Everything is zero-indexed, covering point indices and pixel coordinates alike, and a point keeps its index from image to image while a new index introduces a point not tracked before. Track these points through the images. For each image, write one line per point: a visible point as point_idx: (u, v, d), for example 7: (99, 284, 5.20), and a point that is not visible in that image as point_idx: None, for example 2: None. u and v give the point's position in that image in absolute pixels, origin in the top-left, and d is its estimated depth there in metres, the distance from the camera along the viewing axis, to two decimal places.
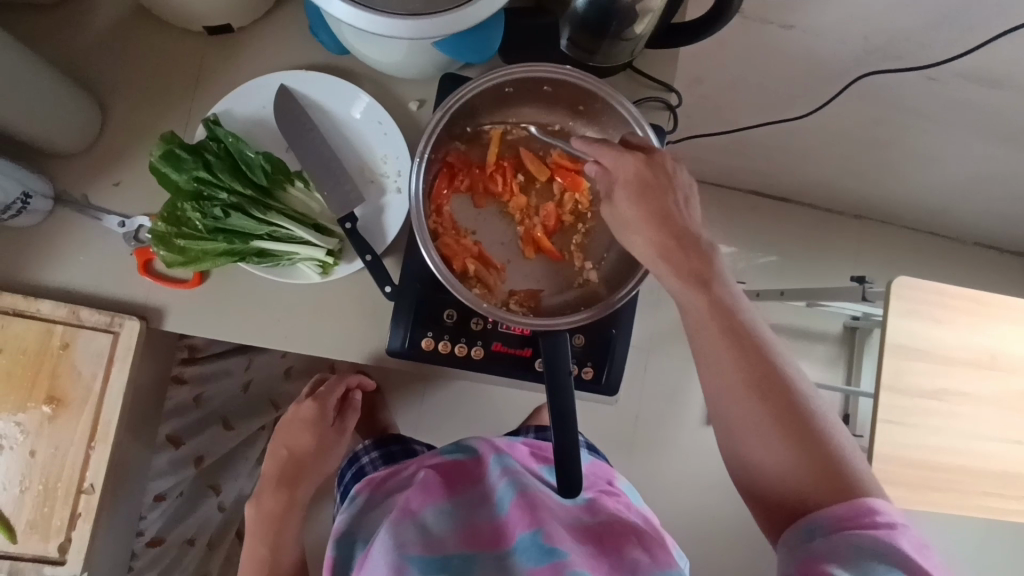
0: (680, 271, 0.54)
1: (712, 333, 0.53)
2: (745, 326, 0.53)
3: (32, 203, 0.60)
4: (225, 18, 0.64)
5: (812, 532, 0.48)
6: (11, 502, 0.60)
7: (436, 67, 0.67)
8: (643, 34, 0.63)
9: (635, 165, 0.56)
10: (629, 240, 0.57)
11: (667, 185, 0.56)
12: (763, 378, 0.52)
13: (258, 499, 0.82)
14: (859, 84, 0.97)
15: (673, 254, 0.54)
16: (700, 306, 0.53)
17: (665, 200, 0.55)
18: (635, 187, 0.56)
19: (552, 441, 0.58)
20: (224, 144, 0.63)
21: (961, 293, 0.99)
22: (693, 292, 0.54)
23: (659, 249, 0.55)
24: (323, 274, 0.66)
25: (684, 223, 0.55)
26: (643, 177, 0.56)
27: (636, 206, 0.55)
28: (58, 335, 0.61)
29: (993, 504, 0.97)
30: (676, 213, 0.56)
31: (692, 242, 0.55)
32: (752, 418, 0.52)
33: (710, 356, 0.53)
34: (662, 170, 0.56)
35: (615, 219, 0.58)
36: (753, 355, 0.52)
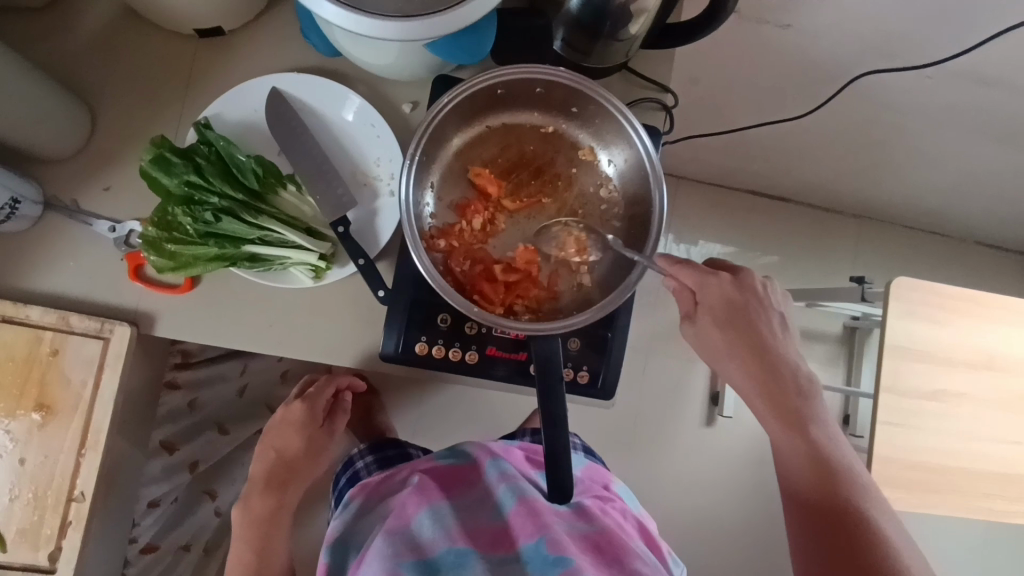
0: (763, 375, 0.68)
1: (790, 427, 0.67)
2: (830, 441, 0.67)
3: (21, 208, 0.59)
4: (216, 20, 0.63)
5: None
6: (1, 511, 0.60)
7: (429, 69, 0.66)
8: (637, 35, 0.63)
9: (720, 289, 0.68)
10: (723, 366, 0.71)
11: (755, 314, 0.69)
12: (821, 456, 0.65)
13: (246, 502, 0.81)
14: (856, 83, 0.96)
15: (766, 375, 0.68)
16: (792, 425, 0.67)
17: (756, 324, 0.69)
18: (721, 315, 0.69)
19: (543, 444, 0.58)
20: (215, 148, 0.62)
21: (961, 294, 0.98)
22: (781, 413, 0.68)
23: (749, 364, 0.69)
24: (315, 278, 0.65)
25: (777, 346, 0.69)
26: (732, 300, 0.69)
27: (726, 329, 0.69)
28: (47, 341, 0.60)
29: (994, 506, 0.96)
30: (779, 363, 0.69)
31: (788, 374, 0.69)
32: (805, 487, 0.65)
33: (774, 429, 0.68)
34: (751, 300, 0.69)
35: (701, 341, 0.71)
36: (837, 470, 0.64)
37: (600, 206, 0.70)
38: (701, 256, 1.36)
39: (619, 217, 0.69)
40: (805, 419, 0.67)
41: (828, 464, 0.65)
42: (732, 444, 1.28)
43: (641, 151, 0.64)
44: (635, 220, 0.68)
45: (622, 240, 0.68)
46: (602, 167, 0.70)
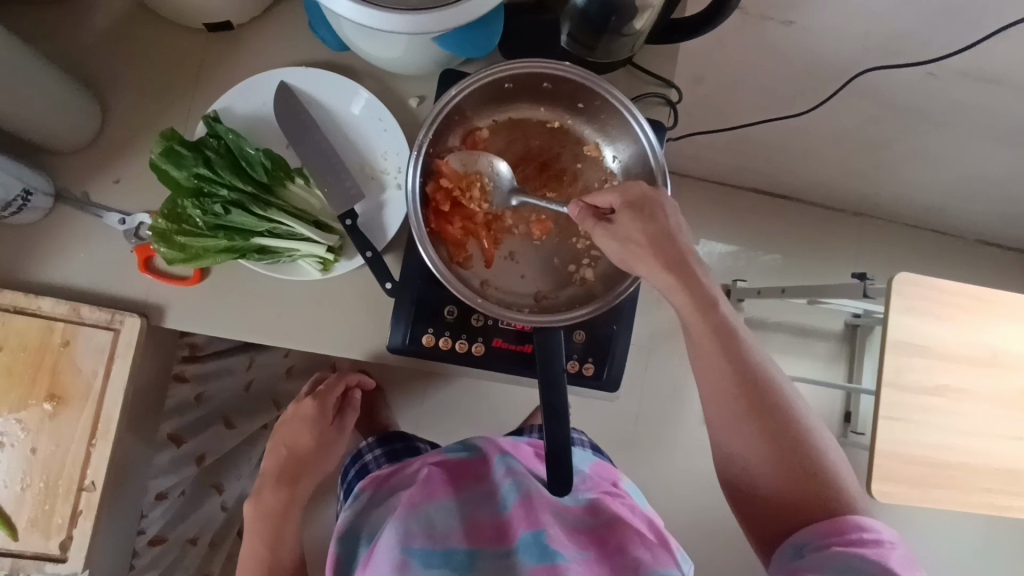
0: (684, 299, 0.56)
1: (707, 345, 0.56)
2: (745, 344, 0.57)
3: (33, 200, 0.60)
4: (226, 14, 0.64)
5: (802, 544, 0.52)
6: (12, 500, 0.60)
7: (437, 63, 0.67)
8: (642, 30, 0.63)
9: (638, 191, 0.58)
10: (637, 264, 0.57)
11: (662, 218, 0.57)
12: (759, 391, 0.56)
13: (258, 496, 0.82)
14: (858, 80, 0.97)
15: (688, 283, 0.56)
16: (710, 348, 0.56)
17: (663, 228, 0.57)
18: (636, 213, 0.57)
19: (544, 438, 0.59)
20: (224, 141, 0.62)
21: (963, 290, 0.99)
22: (698, 315, 0.56)
23: (667, 271, 0.56)
24: (323, 270, 0.66)
25: (685, 253, 0.57)
26: (640, 204, 0.57)
27: (638, 227, 0.57)
28: (58, 332, 0.61)
29: (996, 501, 0.97)
30: (690, 262, 0.57)
31: (693, 269, 0.57)
32: (749, 434, 0.55)
33: (706, 368, 0.57)
34: (663, 203, 0.58)
35: (617, 239, 0.57)
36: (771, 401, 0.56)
37: None
38: (703, 253, 1.36)
39: None
40: (734, 342, 0.56)
41: (763, 398, 0.55)
42: None
43: (646, 146, 0.65)
44: None
45: None
46: (607, 163, 0.70)
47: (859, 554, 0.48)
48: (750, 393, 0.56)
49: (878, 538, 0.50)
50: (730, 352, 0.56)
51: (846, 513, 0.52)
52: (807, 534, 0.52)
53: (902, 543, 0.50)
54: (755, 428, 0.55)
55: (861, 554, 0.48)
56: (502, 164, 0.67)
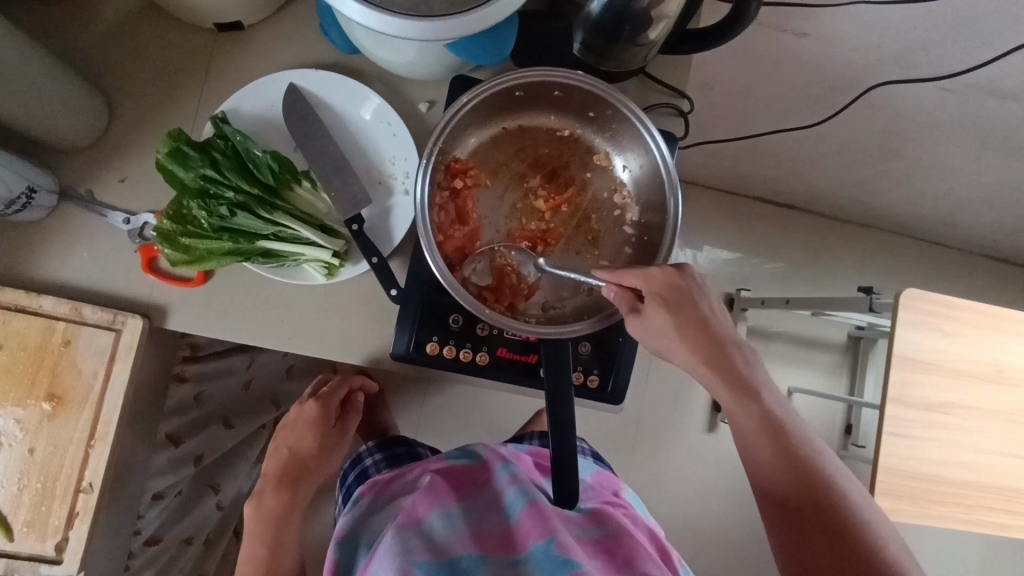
0: (723, 384, 0.56)
1: (754, 431, 0.55)
2: (795, 433, 0.55)
3: (37, 198, 0.59)
4: (235, 14, 0.63)
5: None
6: (8, 500, 0.60)
7: (447, 69, 0.66)
8: (656, 40, 0.63)
9: (664, 275, 0.57)
10: (672, 355, 0.57)
11: (698, 297, 0.57)
12: (806, 475, 0.53)
13: (258, 498, 0.80)
14: (873, 92, 0.96)
15: (724, 370, 0.56)
16: (758, 437, 0.54)
17: (699, 310, 0.57)
18: (668, 301, 0.56)
19: (551, 449, 0.58)
20: (231, 142, 0.62)
21: (970, 307, 0.98)
22: (739, 404, 0.55)
23: (703, 356, 0.56)
24: (328, 275, 0.65)
25: (722, 338, 0.57)
26: (674, 287, 0.57)
27: (673, 317, 0.56)
28: (59, 331, 0.60)
29: (996, 520, 0.96)
30: (728, 343, 0.57)
31: (734, 354, 0.57)
32: (800, 522, 0.52)
33: (752, 451, 0.55)
34: (692, 282, 0.57)
35: (652, 333, 0.57)
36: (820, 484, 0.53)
37: (613, 210, 0.70)
38: (708, 262, 1.35)
39: (631, 222, 0.69)
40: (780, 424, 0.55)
41: (816, 482, 0.53)
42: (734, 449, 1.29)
43: (657, 157, 0.64)
44: (649, 226, 0.67)
45: (633, 245, 0.68)
46: (617, 173, 0.70)
47: None
48: (804, 477, 0.53)
49: None
50: (777, 439, 0.54)
51: None
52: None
53: None
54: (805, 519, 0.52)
55: None
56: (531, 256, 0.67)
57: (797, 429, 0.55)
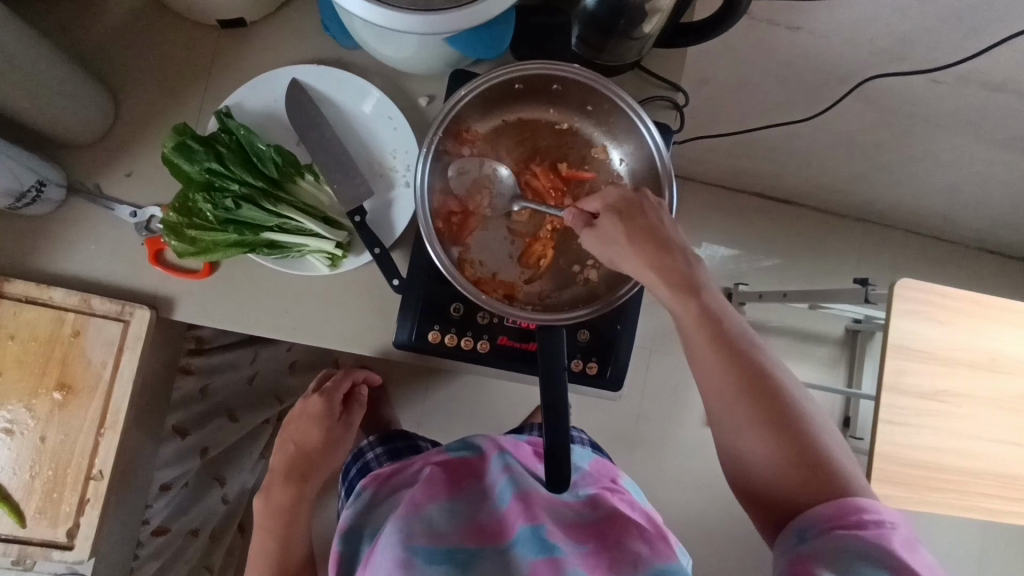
0: (669, 291, 0.55)
1: (699, 336, 0.54)
2: (738, 329, 0.55)
3: (46, 191, 0.60)
4: (239, 11, 0.64)
5: (803, 530, 0.48)
6: (20, 487, 0.61)
7: (446, 63, 0.67)
8: (651, 34, 0.64)
9: (618, 190, 0.59)
10: (617, 258, 0.57)
11: (645, 207, 0.58)
12: (751, 378, 0.53)
13: (268, 491, 0.83)
14: (866, 85, 0.97)
15: (668, 270, 0.55)
16: (700, 335, 0.54)
17: (648, 218, 0.57)
18: (620, 213, 0.57)
19: (543, 440, 0.59)
20: (236, 136, 0.63)
21: (964, 297, 0.99)
22: (681, 300, 0.54)
23: (653, 265, 0.55)
24: (332, 266, 0.67)
25: (672, 244, 0.56)
26: (625, 199, 0.58)
27: (624, 226, 0.56)
28: (69, 322, 0.61)
29: (992, 507, 0.97)
30: (676, 249, 0.56)
31: (679, 255, 0.56)
32: (741, 423, 0.52)
33: (698, 358, 0.54)
34: (647, 198, 0.59)
35: (602, 240, 0.58)
36: (762, 385, 0.53)
37: None
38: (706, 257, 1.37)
39: None
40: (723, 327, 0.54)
41: (759, 384, 0.53)
42: None
43: (652, 148, 0.65)
44: None
45: None
46: (614, 165, 0.71)
47: (861, 539, 0.45)
48: (746, 373, 0.53)
49: (878, 519, 0.46)
50: (719, 337, 0.53)
51: (849, 497, 0.48)
52: (812, 523, 0.48)
53: (904, 524, 0.47)
54: (748, 420, 0.52)
55: (864, 539, 0.45)
56: (502, 168, 0.68)
57: (739, 326, 0.55)
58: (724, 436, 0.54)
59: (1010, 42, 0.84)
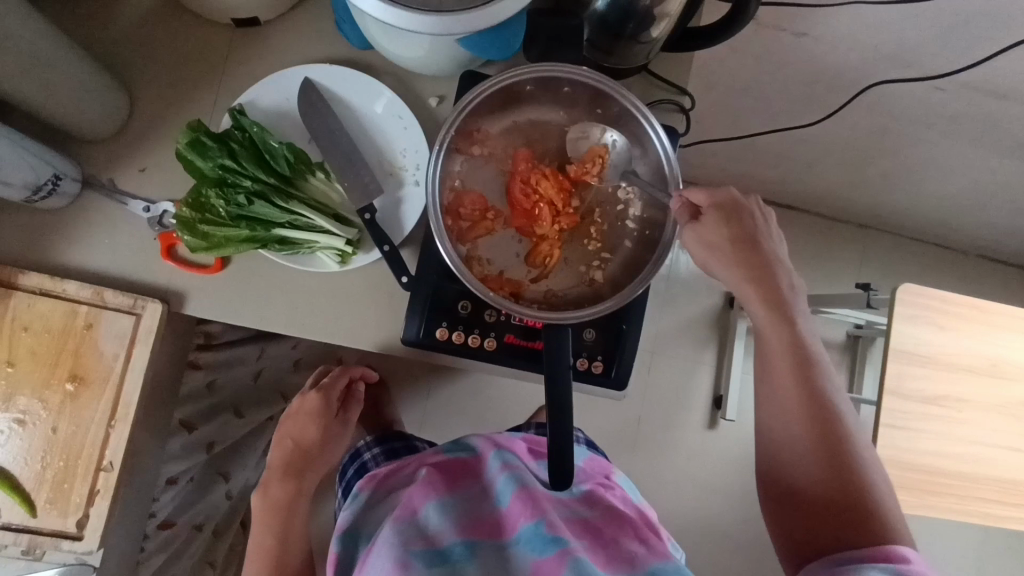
0: (761, 305, 0.63)
1: (780, 352, 0.61)
2: (817, 363, 0.61)
3: (62, 185, 0.61)
4: (254, 10, 0.65)
5: (841, 555, 0.54)
6: (31, 478, 0.62)
7: (457, 64, 0.68)
8: (659, 38, 0.65)
9: (726, 195, 0.65)
10: (713, 264, 0.65)
11: (747, 226, 0.64)
12: (819, 407, 0.59)
13: (265, 488, 0.83)
14: (870, 92, 0.98)
15: (768, 296, 0.62)
16: (779, 357, 0.61)
17: (751, 233, 0.64)
18: (726, 216, 0.64)
19: (548, 437, 0.60)
20: (249, 134, 0.64)
21: (966, 302, 1.00)
22: (771, 321, 0.62)
23: (750, 280, 0.63)
24: (341, 263, 0.67)
25: (776, 270, 0.64)
26: (730, 208, 0.65)
27: (722, 228, 0.64)
28: (82, 315, 0.62)
29: (992, 512, 0.98)
30: (778, 275, 0.64)
31: (775, 280, 0.63)
32: (801, 443, 0.59)
33: (772, 372, 0.62)
34: (750, 207, 0.66)
35: (700, 242, 0.65)
36: (828, 417, 0.59)
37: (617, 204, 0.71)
38: None
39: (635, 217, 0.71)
40: (811, 355, 0.61)
41: (826, 415, 0.59)
42: (734, 445, 1.31)
43: (659, 151, 0.66)
44: (651, 220, 0.70)
45: (637, 239, 0.70)
46: None
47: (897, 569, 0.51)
48: (814, 402, 0.59)
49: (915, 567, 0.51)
50: (801, 366, 0.60)
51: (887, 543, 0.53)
52: (850, 554, 0.54)
53: None
54: (805, 442, 0.59)
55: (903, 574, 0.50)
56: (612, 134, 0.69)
57: (820, 361, 0.61)
58: (779, 453, 0.61)
59: (1013, 51, 0.85)
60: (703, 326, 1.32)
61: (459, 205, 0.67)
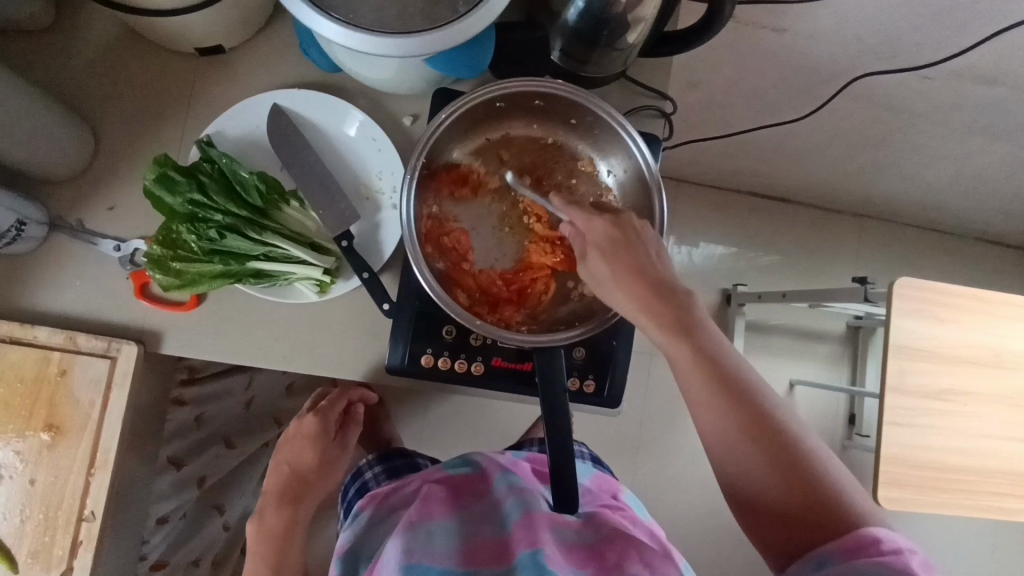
0: (669, 331, 0.53)
1: (697, 379, 0.53)
2: (733, 366, 0.53)
3: (27, 230, 0.60)
4: (217, 38, 0.64)
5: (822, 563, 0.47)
6: (11, 532, 0.60)
7: (429, 82, 0.66)
8: (635, 44, 0.63)
9: (603, 226, 0.57)
10: (609, 299, 0.56)
11: (637, 241, 0.56)
12: (756, 421, 0.52)
13: (260, 516, 0.81)
14: (856, 84, 0.96)
15: (665, 316, 0.54)
16: (700, 377, 0.53)
17: (637, 253, 0.55)
18: (609, 243, 0.56)
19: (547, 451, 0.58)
20: (218, 165, 0.62)
21: (964, 292, 0.98)
22: (675, 342, 0.53)
23: (638, 298, 0.54)
24: (321, 293, 0.66)
25: (662, 276, 0.55)
26: (613, 237, 0.56)
27: (610, 264, 0.55)
28: (55, 361, 0.60)
29: (1001, 505, 0.96)
30: (666, 282, 0.55)
31: (670, 290, 0.55)
32: (756, 480, 0.51)
33: (704, 411, 0.53)
34: (630, 227, 0.57)
35: (594, 278, 0.57)
36: (770, 431, 0.52)
37: None
38: (702, 258, 1.36)
39: None
40: (721, 364, 0.53)
41: (765, 439, 0.51)
42: None
43: (641, 161, 0.64)
44: None
45: None
46: (602, 177, 0.70)
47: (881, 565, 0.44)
48: (736, 406, 0.52)
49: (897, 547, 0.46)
50: (710, 371, 0.53)
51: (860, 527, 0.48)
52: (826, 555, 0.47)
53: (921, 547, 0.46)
54: (759, 467, 0.51)
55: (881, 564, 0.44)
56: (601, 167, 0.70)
57: (733, 358, 0.54)
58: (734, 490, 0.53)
59: (999, 36, 0.83)
60: None
61: (437, 231, 0.66)
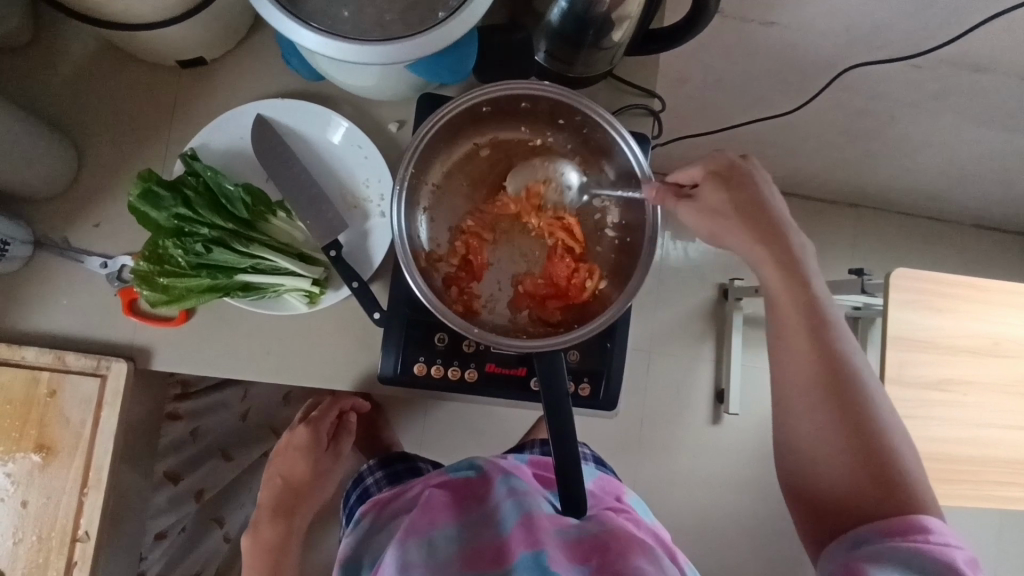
0: (773, 265, 0.57)
1: (791, 326, 0.57)
2: (831, 324, 0.56)
3: (11, 249, 0.59)
4: (197, 50, 0.63)
5: (860, 540, 0.50)
6: (5, 554, 0.60)
7: (413, 88, 0.66)
8: (621, 42, 0.62)
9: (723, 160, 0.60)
10: (725, 236, 0.59)
11: (751, 185, 0.59)
12: (831, 370, 0.55)
13: (255, 528, 0.83)
14: (846, 75, 0.96)
15: (787, 270, 0.57)
16: (805, 359, 0.56)
17: (752, 193, 0.59)
18: (723, 180, 0.59)
19: (552, 456, 0.57)
20: (203, 178, 0.61)
21: (961, 281, 0.98)
22: (785, 284, 0.57)
23: (757, 234, 0.58)
24: (310, 304, 0.65)
25: (781, 221, 0.58)
26: (722, 171, 0.59)
27: (724, 195, 0.59)
28: (44, 382, 0.60)
29: (1005, 494, 0.95)
30: (784, 230, 0.58)
31: (785, 232, 0.58)
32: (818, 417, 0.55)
33: (787, 342, 0.57)
34: (749, 172, 0.60)
35: (699, 211, 0.60)
36: (843, 379, 0.55)
37: (594, 216, 0.69)
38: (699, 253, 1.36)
39: (613, 225, 0.68)
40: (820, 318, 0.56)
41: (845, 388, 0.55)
42: (740, 440, 1.29)
43: (631, 160, 0.63)
44: (629, 227, 0.67)
45: (621, 248, 0.67)
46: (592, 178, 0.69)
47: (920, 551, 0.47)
48: (830, 386, 0.55)
49: (942, 540, 0.48)
50: (818, 339, 0.56)
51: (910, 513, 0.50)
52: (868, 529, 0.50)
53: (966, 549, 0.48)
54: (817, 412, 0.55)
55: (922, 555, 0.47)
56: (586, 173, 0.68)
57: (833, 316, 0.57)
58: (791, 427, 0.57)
59: (989, 23, 0.82)
60: (698, 320, 1.30)
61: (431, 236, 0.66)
